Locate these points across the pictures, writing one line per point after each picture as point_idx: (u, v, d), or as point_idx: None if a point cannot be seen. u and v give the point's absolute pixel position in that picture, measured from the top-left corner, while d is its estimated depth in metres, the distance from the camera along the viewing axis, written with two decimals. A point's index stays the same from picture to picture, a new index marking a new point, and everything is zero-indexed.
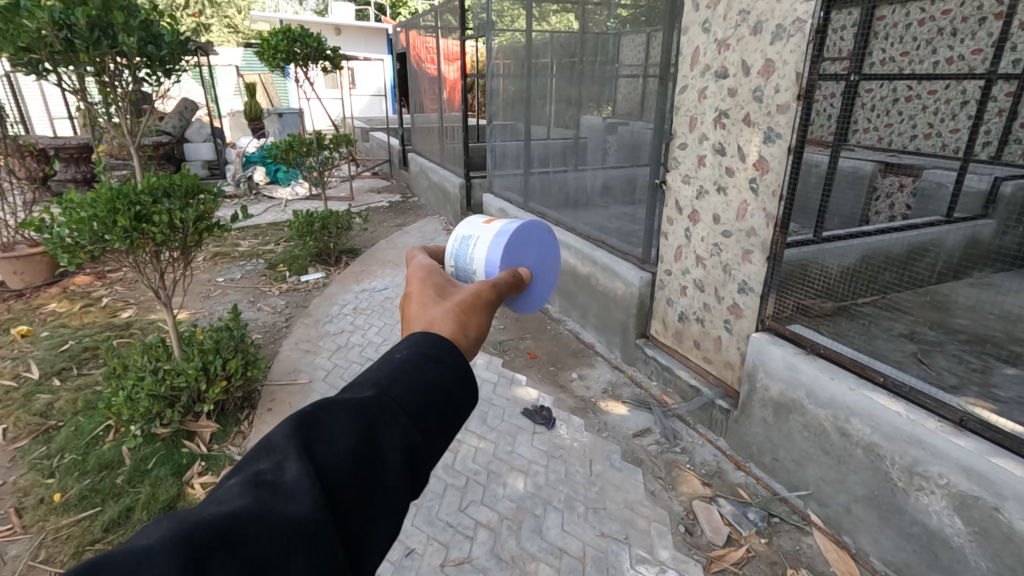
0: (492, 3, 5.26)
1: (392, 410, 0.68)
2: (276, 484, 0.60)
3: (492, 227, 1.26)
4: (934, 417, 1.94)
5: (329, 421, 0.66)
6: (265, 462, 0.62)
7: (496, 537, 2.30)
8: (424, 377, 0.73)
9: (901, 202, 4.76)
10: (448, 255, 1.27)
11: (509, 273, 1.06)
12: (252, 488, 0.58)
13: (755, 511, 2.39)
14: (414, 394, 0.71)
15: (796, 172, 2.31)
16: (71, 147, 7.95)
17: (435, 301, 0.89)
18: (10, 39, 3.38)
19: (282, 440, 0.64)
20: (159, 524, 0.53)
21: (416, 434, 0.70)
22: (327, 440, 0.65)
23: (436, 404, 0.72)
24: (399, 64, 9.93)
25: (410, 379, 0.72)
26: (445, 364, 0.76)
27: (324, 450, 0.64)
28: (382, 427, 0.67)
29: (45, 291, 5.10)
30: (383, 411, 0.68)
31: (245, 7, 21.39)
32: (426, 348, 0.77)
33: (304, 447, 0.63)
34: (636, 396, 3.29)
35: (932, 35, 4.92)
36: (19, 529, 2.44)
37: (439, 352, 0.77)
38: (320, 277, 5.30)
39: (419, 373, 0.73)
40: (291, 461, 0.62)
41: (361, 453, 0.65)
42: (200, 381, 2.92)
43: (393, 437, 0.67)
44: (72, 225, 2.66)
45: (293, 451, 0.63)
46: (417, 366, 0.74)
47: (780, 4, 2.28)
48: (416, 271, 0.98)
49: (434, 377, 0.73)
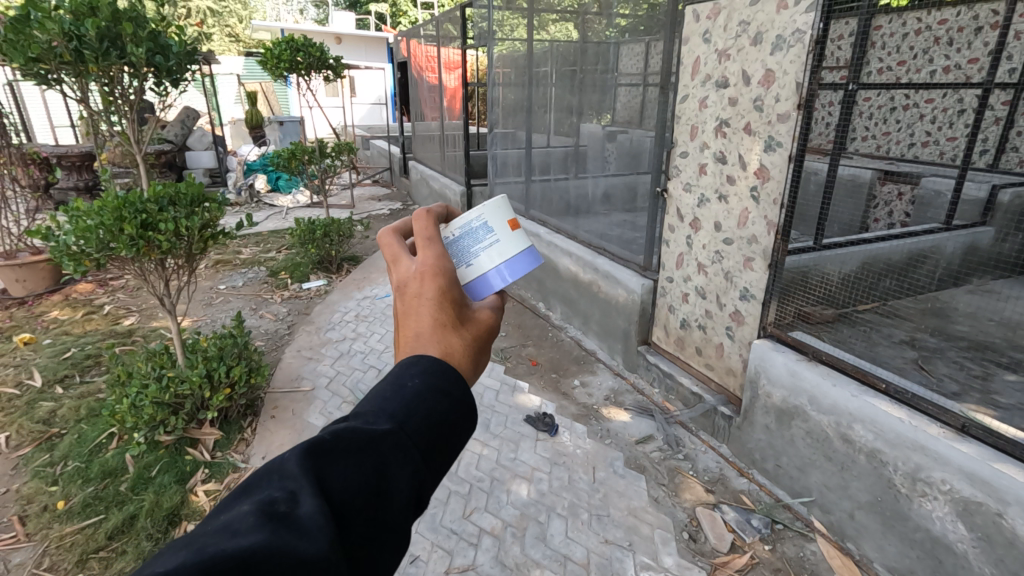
0: (492, 13, 5.31)
1: (405, 446, 0.68)
2: (289, 516, 0.59)
3: (517, 242, 1.17)
4: (936, 423, 1.95)
5: (344, 451, 0.65)
6: (278, 491, 0.61)
7: (500, 543, 2.31)
8: (438, 411, 0.72)
9: (899, 210, 4.75)
10: (461, 230, 1.14)
11: (499, 296, 1.05)
12: (266, 520, 0.57)
13: (758, 517, 2.40)
14: (426, 430, 0.70)
15: (797, 180, 2.34)
16: (74, 155, 7.99)
17: (451, 325, 0.84)
18: (20, 49, 3.41)
19: (296, 469, 0.63)
20: (175, 555, 0.52)
21: (426, 470, 0.69)
22: (339, 473, 0.64)
23: (446, 440, 0.72)
24: (400, 73, 9.99)
25: (424, 413, 0.71)
26: (454, 398, 0.74)
27: (335, 482, 0.64)
28: (394, 464, 0.67)
29: (46, 299, 5.11)
30: (396, 446, 0.67)
31: (246, 17, 21.56)
32: (439, 377, 0.75)
33: (316, 479, 0.63)
34: (638, 403, 3.30)
35: (929, 44, 5.01)
36: (22, 537, 2.44)
37: (449, 384, 0.75)
38: (321, 285, 5.32)
39: (433, 405, 0.72)
40: (304, 494, 0.61)
41: (371, 489, 0.65)
42: (204, 388, 2.93)
43: (404, 474, 0.67)
44: (80, 233, 2.68)
45: (307, 484, 0.62)
46: (432, 398, 0.72)
47: (780, 15, 2.31)
48: (434, 271, 0.89)
49: (445, 411, 0.72)
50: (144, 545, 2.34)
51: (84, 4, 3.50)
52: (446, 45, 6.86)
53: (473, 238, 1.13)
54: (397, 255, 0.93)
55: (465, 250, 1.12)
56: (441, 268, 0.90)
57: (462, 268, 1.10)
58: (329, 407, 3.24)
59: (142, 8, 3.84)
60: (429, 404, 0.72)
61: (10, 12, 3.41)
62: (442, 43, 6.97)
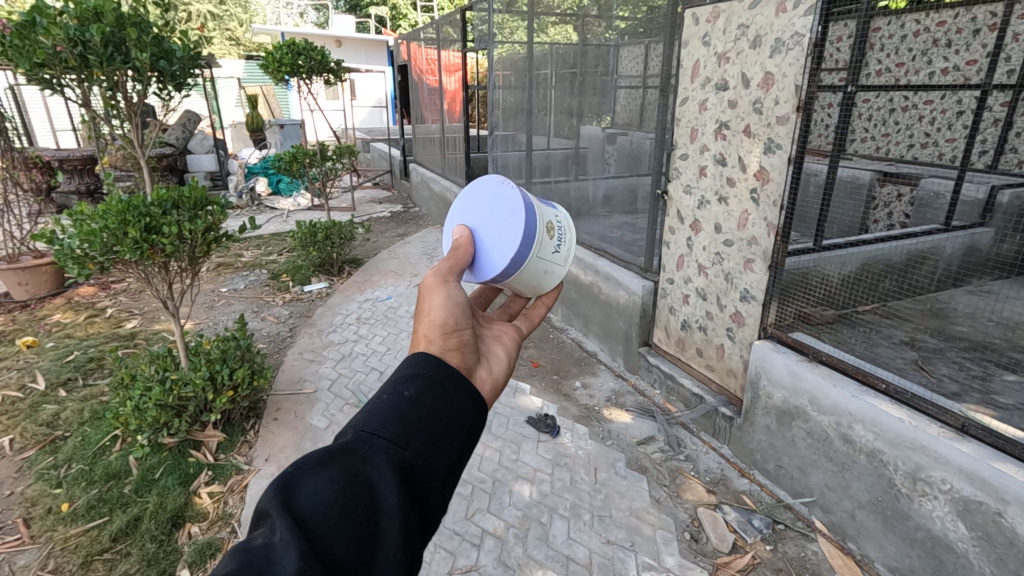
0: (492, 16, 5.33)
1: (372, 441, 0.75)
2: (267, 547, 0.65)
3: None
4: (935, 423, 1.97)
5: (312, 472, 0.72)
6: (260, 529, 0.68)
7: (503, 544, 2.32)
8: (402, 400, 0.79)
9: (899, 211, 4.84)
10: None
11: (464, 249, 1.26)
12: (244, 555, 0.64)
13: (759, 518, 2.41)
14: (393, 421, 0.77)
15: (797, 182, 2.35)
16: (76, 158, 8.02)
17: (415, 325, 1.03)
18: (26, 55, 3.45)
19: (267, 505, 0.69)
20: None
21: (406, 455, 0.75)
22: (310, 490, 0.70)
23: (418, 421, 0.78)
24: (399, 76, 10.03)
25: (384, 409, 0.78)
26: (418, 385, 0.82)
27: (308, 501, 0.69)
28: (366, 461, 0.73)
29: (49, 302, 5.13)
30: (362, 444, 0.74)
31: (246, 20, 21.69)
32: (405, 371, 0.85)
33: (290, 504, 0.69)
34: (639, 404, 3.31)
35: (927, 45, 5.02)
36: (26, 540, 2.45)
37: (414, 371, 0.84)
38: (323, 287, 5.34)
39: (397, 399, 0.80)
40: (278, 519, 0.67)
41: (349, 489, 0.70)
42: (207, 391, 2.94)
43: (380, 467, 0.73)
44: (84, 236, 2.69)
45: (279, 511, 0.68)
46: (393, 392, 0.81)
47: (779, 19, 2.33)
48: None
49: (412, 398, 0.80)
50: (147, 547, 2.35)
51: (89, 10, 3.53)
52: (446, 48, 6.88)
53: None
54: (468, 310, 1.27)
55: None
56: None
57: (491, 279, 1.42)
58: (331, 409, 3.26)
59: (146, 13, 3.86)
60: (394, 400, 0.80)
61: (16, 17, 3.44)
62: (443, 46, 6.99)
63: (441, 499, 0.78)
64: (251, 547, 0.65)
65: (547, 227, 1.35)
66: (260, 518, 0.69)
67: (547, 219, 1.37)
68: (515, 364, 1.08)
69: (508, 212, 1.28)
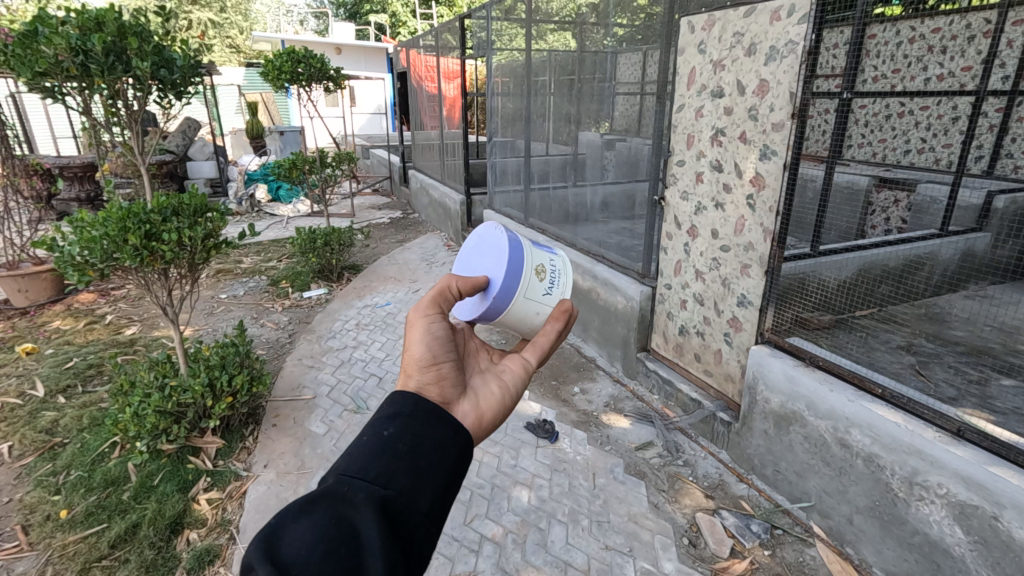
0: (492, 23, 5.35)
1: (353, 482, 0.79)
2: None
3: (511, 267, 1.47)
4: (931, 427, 1.98)
5: (294, 521, 0.75)
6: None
7: (501, 550, 2.32)
8: (381, 442, 0.84)
9: (896, 216, 4.73)
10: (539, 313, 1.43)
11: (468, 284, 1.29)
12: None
13: (758, 523, 2.41)
14: (372, 462, 0.82)
15: (792, 189, 2.37)
16: (76, 166, 8.06)
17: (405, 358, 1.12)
18: (28, 64, 3.48)
19: (249, 558, 0.71)
20: None
21: (387, 492, 0.79)
22: (293, 539, 0.73)
23: (398, 459, 0.83)
24: (399, 83, 10.07)
25: (363, 452, 0.83)
26: (396, 424, 0.87)
27: (291, 550, 0.72)
28: (346, 504, 0.76)
29: (49, 309, 5.14)
30: (343, 487, 0.78)
31: (246, 28, 21.94)
32: (385, 411, 0.90)
33: (274, 556, 0.71)
34: (638, 409, 3.32)
35: (922, 52, 5.06)
36: (25, 547, 2.45)
37: (393, 410, 0.90)
38: (322, 293, 5.36)
39: (377, 439, 0.85)
40: (259, 568, 0.69)
41: (331, 530, 0.74)
42: (206, 397, 2.94)
43: (360, 506, 0.76)
44: (84, 243, 2.71)
45: (259, 561, 0.70)
46: (373, 432, 0.86)
47: (772, 27, 2.36)
48: None
49: (391, 436, 0.86)
50: (146, 554, 2.35)
51: (91, 19, 3.57)
52: (446, 55, 6.91)
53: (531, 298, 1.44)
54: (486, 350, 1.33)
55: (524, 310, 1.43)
56: None
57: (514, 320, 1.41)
58: (330, 416, 3.26)
59: (148, 21, 3.89)
60: (373, 443, 0.84)
61: (19, 26, 3.47)
62: (442, 53, 7.02)
63: (428, 536, 0.81)
64: None
65: (538, 268, 1.38)
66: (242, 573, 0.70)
67: (540, 262, 1.39)
68: (506, 402, 1.12)
69: (494, 251, 1.34)
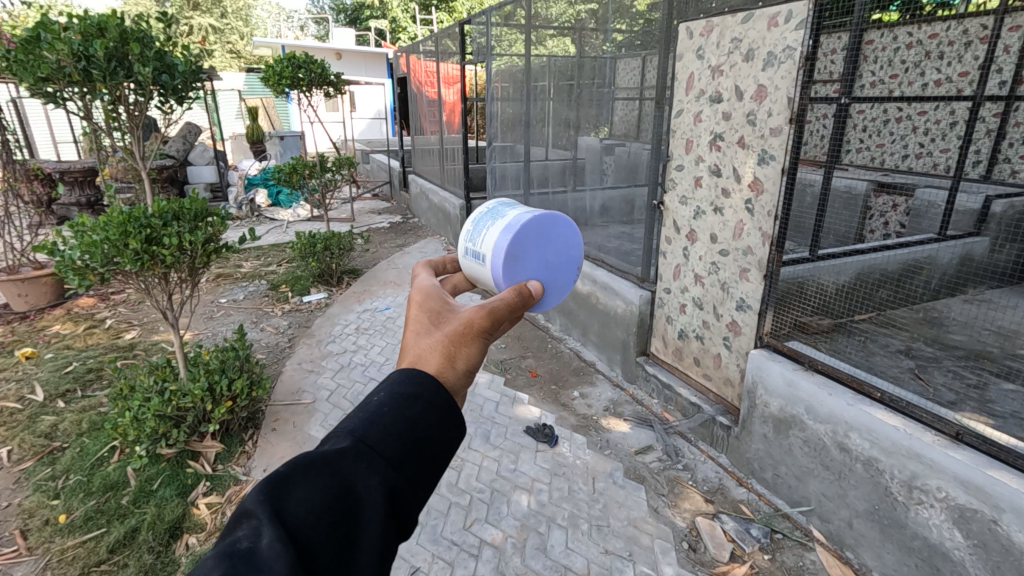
0: (492, 28, 5.37)
1: (367, 457, 0.66)
2: (253, 552, 0.58)
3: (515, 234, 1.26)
4: (930, 431, 1.98)
5: (303, 476, 0.64)
6: (241, 531, 0.60)
7: (500, 554, 2.31)
8: (404, 417, 0.70)
9: (894, 221, 4.61)
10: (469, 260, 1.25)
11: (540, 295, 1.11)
12: (228, 561, 0.57)
13: (758, 527, 2.40)
14: (391, 438, 0.68)
15: (790, 193, 2.38)
16: (76, 170, 8.08)
17: (429, 331, 0.87)
18: (30, 70, 3.50)
19: (253, 505, 0.62)
20: None
21: (399, 480, 0.68)
22: (300, 497, 0.63)
23: (419, 444, 0.70)
24: (399, 88, 10.09)
25: (385, 424, 0.69)
26: (422, 403, 0.73)
27: (297, 507, 0.62)
28: (357, 478, 0.65)
29: (49, 313, 5.14)
30: (359, 459, 0.66)
31: (247, 33, 22.08)
32: (406, 387, 0.74)
33: (277, 509, 0.62)
34: (637, 413, 3.32)
35: (920, 58, 5.11)
36: (24, 551, 2.44)
37: (417, 389, 0.74)
38: (321, 297, 5.37)
39: (398, 415, 0.70)
40: (264, 527, 0.60)
41: (339, 505, 0.63)
42: (205, 401, 2.94)
43: (371, 486, 0.65)
44: (85, 248, 2.71)
45: (265, 516, 0.61)
46: (396, 407, 0.70)
47: (770, 32, 2.38)
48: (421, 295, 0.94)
49: (413, 418, 0.71)
50: (145, 559, 2.34)
51: (93, 25, 3.57)
52: (446, 60, 6.94)
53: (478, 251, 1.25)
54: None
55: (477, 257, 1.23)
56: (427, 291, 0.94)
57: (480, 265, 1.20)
58: (330, 420, 3.26)
59: (149, 27, 3.90)
60: (394, 415, 0.70)
61: (21, 32, 3.48)
62: (443, 58, 7.04)
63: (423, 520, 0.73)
64: (236, 552, 0.58)
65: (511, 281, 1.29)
66: (240, 517, 0.62)
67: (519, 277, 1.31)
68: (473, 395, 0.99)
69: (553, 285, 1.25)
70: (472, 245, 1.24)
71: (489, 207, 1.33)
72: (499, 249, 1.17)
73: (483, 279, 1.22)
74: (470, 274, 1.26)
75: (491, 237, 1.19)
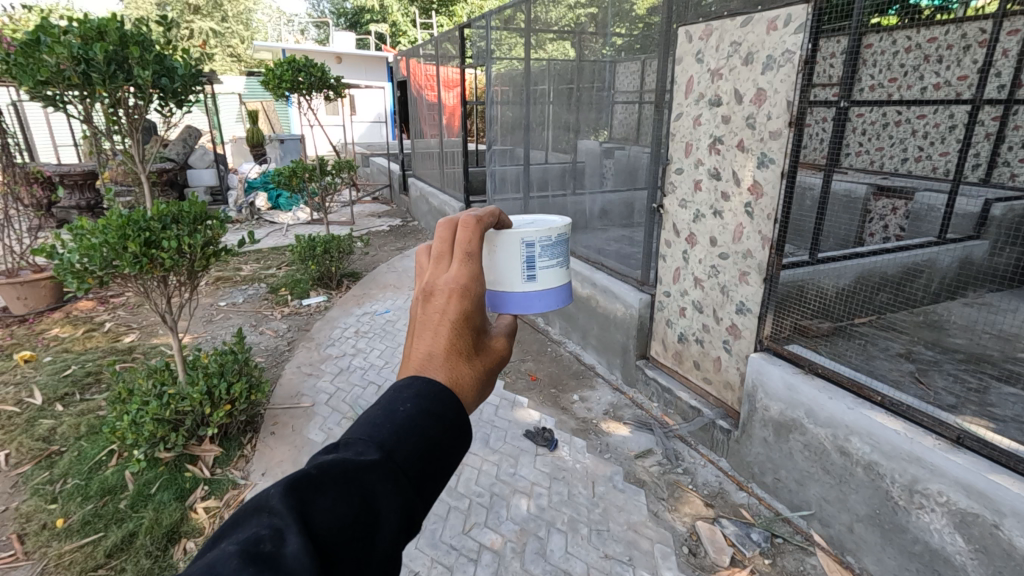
0: (491, 32, 5.37)
1: (394, 476, 0.62)
2: (275, 557, 0.53)
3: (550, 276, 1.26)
4: (931, 435, 1.97)
5: (330, 483, 0.58)
6: (260, 530, 0.55)
7: (499, 559, 2.30)
8: (430, 436, 0.66)
9: (894, 224, 4.73)
10: (526, 250, 1.16)
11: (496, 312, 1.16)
12: (250, 562, 0.51)
13: (758, 531, 2.39)
14: (417, 456, 0.64)
15: (790, 197, 2.38)
16: (76, 174, 8.08)
17: (468, 351, 0.76)
18: (30, 73, 3.49)
19: (278, 504, 0.57)
20: None
21: (415, 503, 0.64)
22: (326, 506, 0.58)
23: (437, 467, 0.66)
24: (399, 91, 10.10)
25: (415, 440, 0.64)
26: (449, 423, 0.68)
27: (321, 517, 0.57)
28: (382, 495, 0.61)
29: (47, 316, 5.14)
30: (387, 473, 0.61)
31: (247, 37, 22.16)
32: (435, 401, 0.69)
33: (301, 516, 0.57)
34: (637, 417, 3.31)
35: (919, 61, 5.12)
36: (21, 556, 2.43)
37: (445, 408, 0.69)
38: (321, 301, 5.36)
39: (424, 432, 0.66)
40: (287, 536, 0.55)
41: (360, 523, 0.59)
42: (204, 405, 2.93)
43: (392, 506, 0.61)
44: (84, 251, 2.70)
45: (290, 521, 0.56)
46: (424, 423, 0.66)
47: (769, 36, 2.38)
48: (465, 289, 0.79)
49: (437, 437, 0.66)
50: (142, 563, 2.33)
51: (93, 28, 3.59)
52: (446, 64, 6.95)
53: (538, 253, 1.19)
54: (415, 271, 0.88)
55: (532, 259, 1.17)
56: (474, 287, 0.80)
57: (526, 275, 1.16)
58: (330, 423, 3.25)
59: (149, 31, 3.90)
60: (420, 433, 0.65)
61: (20, 35, 3.48)
62: (442, 62, 7.05)
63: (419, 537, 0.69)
64: (261, 555, 0.52)
65: None
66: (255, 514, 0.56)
67: None
68: None
69: None
70: (539, 253, 1.19)
71: (570, 235, 1.30)
72: (536, 295, 1.19)
73: (506, 271, 1.15)
74: (508, 245, 1.14)
75: (547, 284, 1.21)
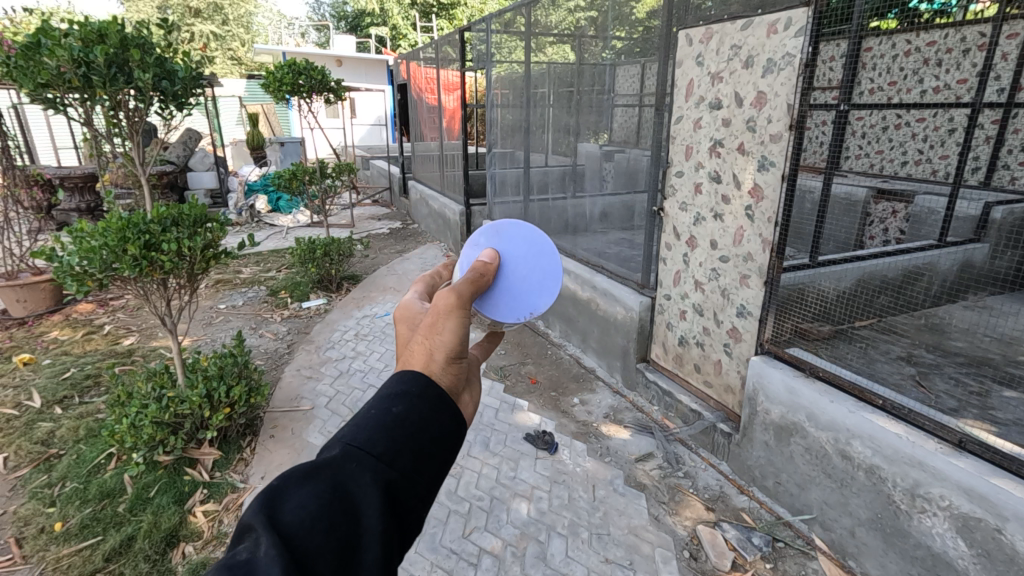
0: (492, 35, 5.37)
1: (358, 457, 0.62)
2: (250, 563, 0.55)
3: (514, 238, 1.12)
4: (933, 438, 1.96)
5: (294, 486, 0.60)
6: (242, 545, 0.57)
7: (499, 563, 2.29)
8: (390, 415, 0.67)
9: (894, 227, 4.64)
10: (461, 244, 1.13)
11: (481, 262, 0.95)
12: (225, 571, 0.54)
13: (759, 535, 2.38)
14: (380, 435, 0.65)
15: (790, 200, 2.38)
16: (76, 176, 8.08)
17: None
18: (30, 76, 3.49)
19: (251, 517, 0.59)
20: None
21: (393, 475, 0.63)
22: (296, 503, 0.59)
23: (407, 437, 0.66)
24: (399, 94, 10.10)
25: (372, 422, 0.66)
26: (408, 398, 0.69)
27: (291, 513, 0.59)
28: (350, 478, 0.61)
29: (46, 319, 5.13)
30: (348, 459, 0.62)
31: (247, 40, 22.20)
32: (392, 388, 0.71)
33: (273, 517, 0.58)
34: (638, 420, 3.31)
35: (918, 65, 5.14)
36: (19, 560, 2.42)
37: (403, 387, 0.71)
38: (321, 303, 5.36)
39: (384, 416, 0.67)
40: (262, 537, 0.57)
41: (334, 506, 0.60)
42: (203, 408, 2.91)
43: (365, 486, 0.61)
44: (84, 253, 2.69)
45: (262, 526, 0.57)
46: (380, 407, 0.68)
47: (769, 39, 2.38)
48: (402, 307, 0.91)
49: (400, 414, 0.67)
50: (141, 567, 2.32)
51: (93, 31, 3.58)
52: (446, 67, 6.96)
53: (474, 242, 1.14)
54: None
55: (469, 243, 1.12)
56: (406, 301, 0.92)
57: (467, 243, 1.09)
58: (329, 426, 3.24)
59: (149, 34, 3.90)
60: (380, 417, 0.67)
61: (21, 38, 3.47)
62: (443, 65, 7.06)
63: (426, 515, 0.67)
64: (235, 564, 0.54)
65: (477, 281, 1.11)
66: (241, 533, 0.59)
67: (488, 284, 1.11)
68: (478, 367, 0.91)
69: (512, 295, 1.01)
70: None
71: None
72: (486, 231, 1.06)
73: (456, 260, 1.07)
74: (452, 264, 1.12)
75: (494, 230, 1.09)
